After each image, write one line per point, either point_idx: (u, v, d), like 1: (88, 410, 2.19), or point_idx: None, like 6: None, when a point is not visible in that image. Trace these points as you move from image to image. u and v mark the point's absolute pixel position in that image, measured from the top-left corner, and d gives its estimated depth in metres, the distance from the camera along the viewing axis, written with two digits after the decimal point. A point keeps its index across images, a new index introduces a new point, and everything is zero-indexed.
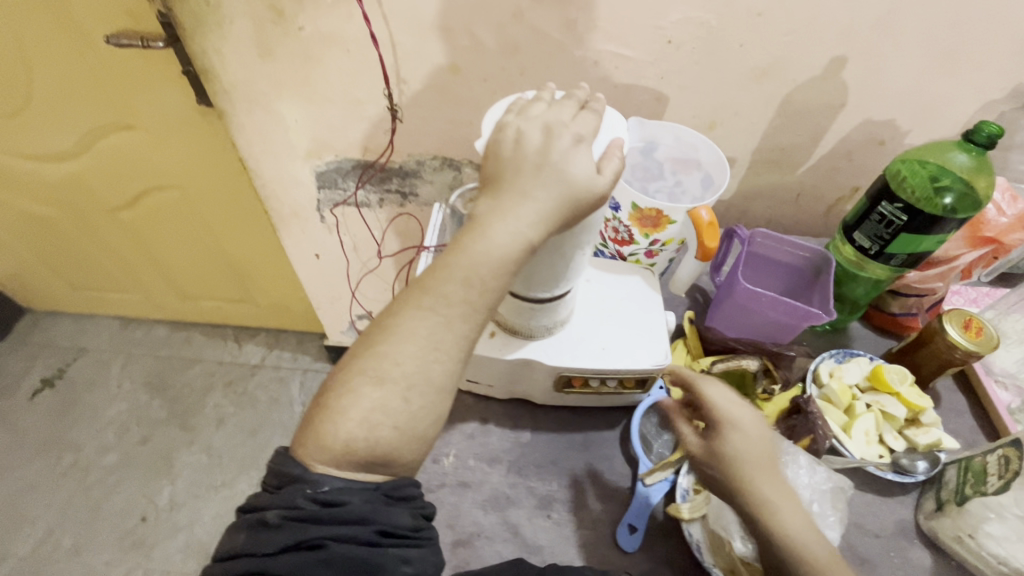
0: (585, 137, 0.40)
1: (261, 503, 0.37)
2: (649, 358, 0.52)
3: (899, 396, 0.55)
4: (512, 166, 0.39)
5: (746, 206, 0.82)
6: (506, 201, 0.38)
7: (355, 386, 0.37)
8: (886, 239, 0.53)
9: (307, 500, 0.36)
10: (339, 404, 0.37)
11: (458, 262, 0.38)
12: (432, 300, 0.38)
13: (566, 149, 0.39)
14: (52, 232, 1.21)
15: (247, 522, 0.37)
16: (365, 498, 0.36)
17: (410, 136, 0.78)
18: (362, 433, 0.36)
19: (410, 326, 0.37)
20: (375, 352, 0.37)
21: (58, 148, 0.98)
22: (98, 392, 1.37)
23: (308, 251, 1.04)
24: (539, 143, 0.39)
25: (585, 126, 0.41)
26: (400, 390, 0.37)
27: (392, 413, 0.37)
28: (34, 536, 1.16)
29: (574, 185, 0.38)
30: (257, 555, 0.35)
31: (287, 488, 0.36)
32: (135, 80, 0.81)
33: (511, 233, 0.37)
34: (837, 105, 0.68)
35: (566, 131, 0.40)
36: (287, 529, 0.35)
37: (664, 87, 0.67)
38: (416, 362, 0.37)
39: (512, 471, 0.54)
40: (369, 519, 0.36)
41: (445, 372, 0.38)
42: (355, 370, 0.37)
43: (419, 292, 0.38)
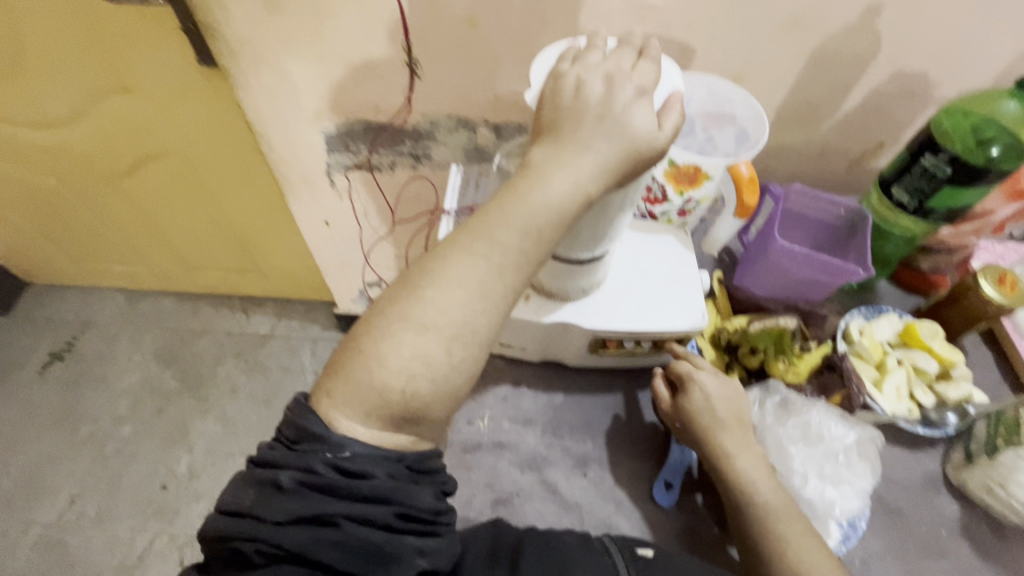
0: (648, 88, 0.40)
1: (276, 462, 0.36)
2: (687, 318, 0.52)
3: (932, 351, 0.55)
4: (577, 116, 0.39)
5: (769, 163, 0.80)
6: (567, 150, 0.38)
7: (392, 331, 0.37)
8: (927, 193, 0.54)
9: (326, 466, 0.35)
10: (377, 350, 0.36)
11: (513, 210, 0.38)
12: (484, 247, 0.37)
13: (629, 100, 0.39)
14: (50, 203, 1.18)
15: (259, 481, 0.36)
16: (385, 476, 0.36)
17: (424, 95, 0.75)
18: (400, 383, 0.36)
19: (459, 269, 0.37)
20: (422, 296, 0.37)
21: (52, 113, 0.94)
22: (108, 365, 1.36)
23: (318, 218, 1.01)
24: (601, 92, 0.39)
25: (647, 76, 0.40)
26: (444, 338, 0.37)
27: (434, 364, 0.37)
28: (57, 505, 1.18)
29: (635, 138, 0.38)
30: (267, 520, 0.34)
31: (305, 451, 0.35)
32: (132, 40, 0.77)
33: (570, 182, 0.38)
34: (870, 53, 0.65)
35: (629, 82, 0.39)
36: (302, 496, 0.34)
37: (690, 39, 0.64)
38: (460, 311, 0.37)
39: (547, 433, 0.54)
40: (387, 499, 0.35)
41: (489, 324, 0.38)
42: (398, 314, 0.37)
43: (468, 236, 0.38)
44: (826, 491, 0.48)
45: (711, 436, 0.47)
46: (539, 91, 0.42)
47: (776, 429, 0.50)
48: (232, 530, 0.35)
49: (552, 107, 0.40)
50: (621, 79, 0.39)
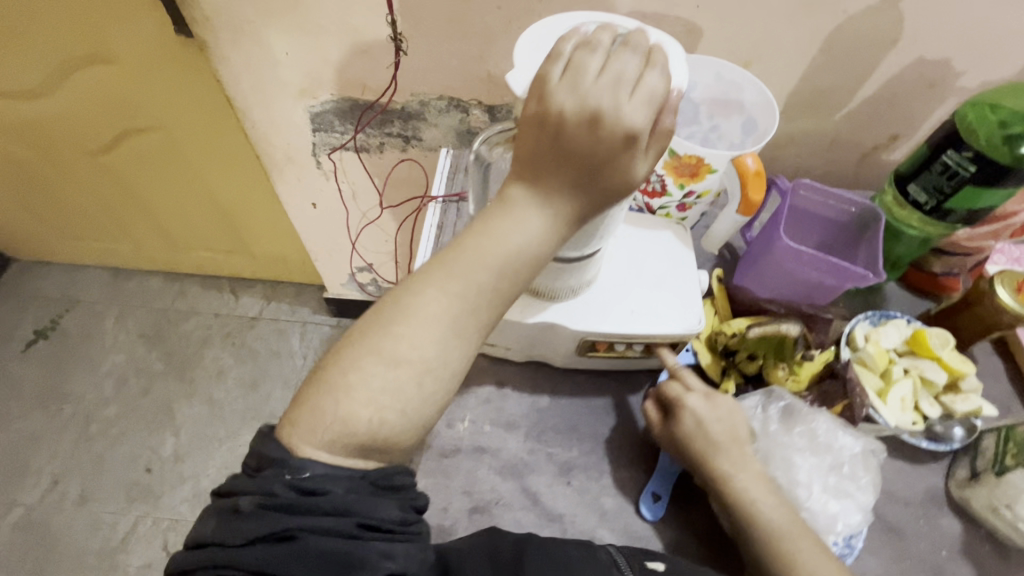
0: (640, 131, 0.34)
1: (235, 488, 0.34)
2: (682, 322, 0.48)
3: (940, 360, 0.52)
4: (560, 154, 0.35)
5: (776, 154, 0.75)
6: (552, 188, 0.36)
7: (360, 363, 0.35)
8: (946, 193, 0.50)
9: (285, 488, 0.32)
10: (345, 380, 0.35)
11: (489, 249, 0.37)
12: (458, 287, 0.36)
13: (613, 147, 0.34)
14: (29, 177, 1.14)
15: (219, 509, 0.34)
16: (349, 487, 0.33)
17: (412, 73, 0.71)
18: (366, 414, 0.34)
19: (430, 307, 0.36)
20: (391, 333, 0.35)
21: (27, 83, 0.90)
22: (93, 344, 1.34)
23: (304, 199, 0.98)
24: (585, 140, 0.35)
25: (640, 113, 0.34)
26: (416, 372, 0.35)
27: (403, 398, 0.35)
28: (40, 486, 1.17)
29: (611, 191, 0.36)
30: (226, 545, 0.32)
31: (265, 474, 0.33)
32: (104, 6, 0.73)
33: (543, 228, 0.37)
34: (890, 38, 0.60)
35: (617, 120, 0.34)
36: (261, 516, 0.32)
37: (698, 18, 0.60)
38: (432, 347, 0.36)
39: (531, 438, 0.51)
40: (351, 508, 0.33)
41: (461, 357, 0.37)
42: (368, 346, 0.35)
43: (442, 270, 0.37)
44: (830, 504, 0.45)
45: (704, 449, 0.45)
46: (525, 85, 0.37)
47: (779, 437, 0.47)
48: (189, 566, 0.33)
49: (531, 140, 0.36)
50: (611, 118, 0.34)
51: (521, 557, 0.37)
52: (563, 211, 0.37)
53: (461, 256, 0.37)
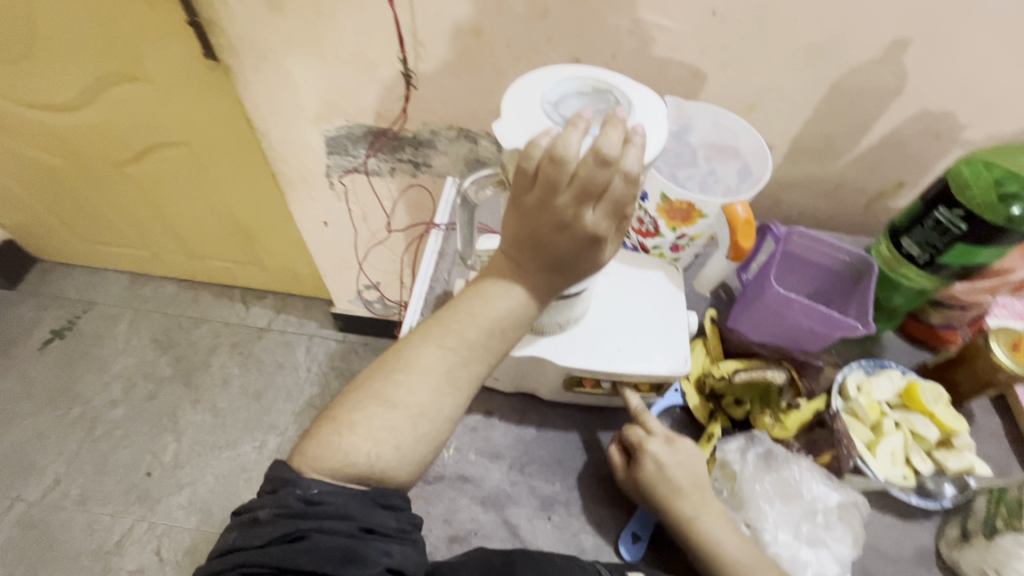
0: (605, 237, 0.37)
1: (253, 503, 0.36)
2: (667, 363, 0.49)
3: (933, 417, 0.51)
4: (538, 247, 0.38)
5: (780, 197, 0.76)
6: (530, 270, 0.40)
7: (364, 405, 0.37)
8: (939, 248, 0.50)
9: (296, 500, 0.35)
10: (349, 417, 0.37)
11: (480, 312, 0.40)
12: (454, 342, 0.39)
13: (582, 246, 0.38)
14: (59, 183, 1.19)
15: (241, 521, 0.36)
16: (352, 496, 0.35)
17: (424, 103, 0.73)
18: (367, 447, 0.36)
19: (428, 359, 0.38)
20: (395, 380, 0.38)
21: (63, 96, 0.95)
22: (106, 346, 1.37)
23: (316, 218, 1.00)
24: (558, 240, 0.37)
25: (603, 221, 0.36)
26: (412, 414, 0.37)
27: (400, 435, 0.37)
28: (42, 484, 1.19)
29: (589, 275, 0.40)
30: (247, 550, 0.35)
31: (278, 488, 0.36)
32: (140, 30, 0.77)
33: (526, 298, 0.40)
34: (893, 90, 0.61)
35: (583, 229, 0.37)
36: (276, 524, 0.34)
37: (702, 64, 0.61)
38: (428, 393, 0.38)
39: (514, 469, 0.51)
40: (354, 514, 0.35)
41: (454, 404, 0.38)
42: (371, 393, 0.38)
43: (440, 329, 0.40)
44: (800, 551, 0.44)
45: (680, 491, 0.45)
46: (511, 139, 0.37)
47: (754, 481, 0.47)
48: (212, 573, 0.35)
49: (512, 230, 0.39)
50: (578, 225, 0.36)
51: (510, 561, 0.41)
52: (543, 289, 0.40)
53: (457, 317, 0.39)
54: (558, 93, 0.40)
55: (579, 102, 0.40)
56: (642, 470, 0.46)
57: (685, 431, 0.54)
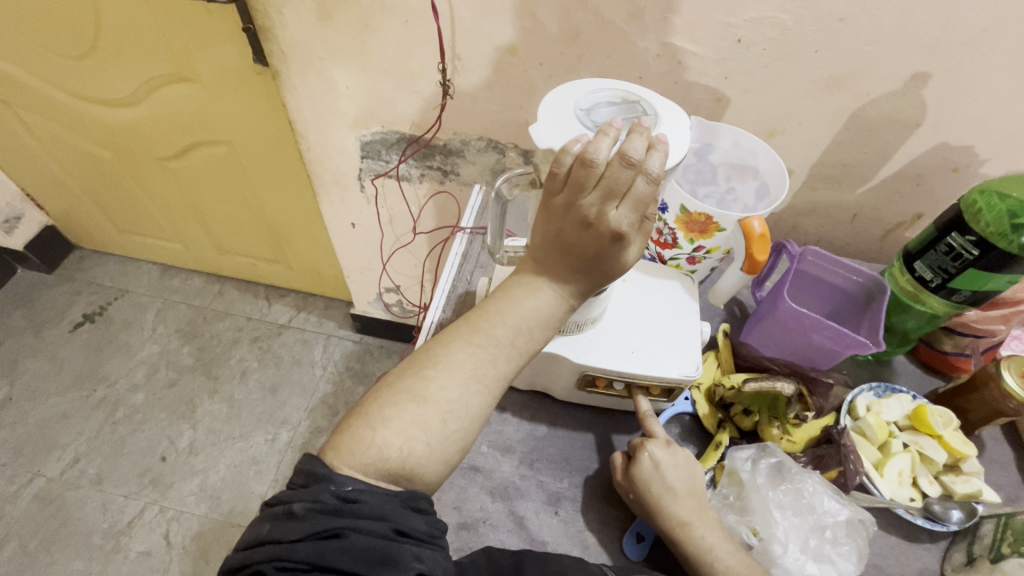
0: (627, 234, 0.39)
1: (286, 497, 0.36)
2: (679, 368, 0.50)
3: (941, 439, 0.52)
4: (564, 245, 0.41)
5: (797, 222, 0.77)
6: (556, 270, 0.42)
7: (396, 401, 0.39)
8: (950, 272, 0.52)
9: (330, 496, 0.35)
10: (382, 413, 0.38)
11: (508, 310, 0.42)
12: (482, 339, 0.41)
13: (604, 244, 0.39)
14: (106, 174, 1.26)
15: (273, 513, 0.36)
16: (386, 497, 0.36)
17: (458, 114, 0.77)
18: (399, 442, 0.37)
19: (458, 357, 0.40)
20: (425, 375, 0.40)
21: (119, 93, 1.01)
22: (133, 333, 1.42)
23: (345, 219, 1.05)
24: (582, 238, 0.39)
25: (627, 218, 0.38)
26: (441, 411, 0.39)
27: (430, 431, 0.38)
28: (62, 462, 1.22)
29: (616, 272, 0.42)
30: (281, 544, 0.35)
31: (312, 484, 0.36)
32: (198, 34, 0.83)
33: (556, 300, 0.42)
34: (913, 124, 0.63)
35: (606, 226, 0.38)
36: (311, 519, 0.35)
37: (726, 89, 0.64)
38: (458, 392, 0.39)
39: (525, 464, 0.53)
40: (388, 515, 0.35)
41: (475, 395, 0.40)
42: (403, 388, 0.39)
43: (470, 327, 0.42)
44: (807, 564, 0.45)
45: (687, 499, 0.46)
46: (546, 139, 0.39)
47: (766, 490, 0.47)
48: (246, 563, 0.35)
49: (542, 228, 0.41)
50: (602, 222, 0.38)
51: (520, 561, 0.42)
52: (568, 288, 0.42)
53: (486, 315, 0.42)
54: (591, 102, 0.43)
55: (609, 111, 0.43)
56: (647, 471, 0.47)
57: (693, 438, 0.55)
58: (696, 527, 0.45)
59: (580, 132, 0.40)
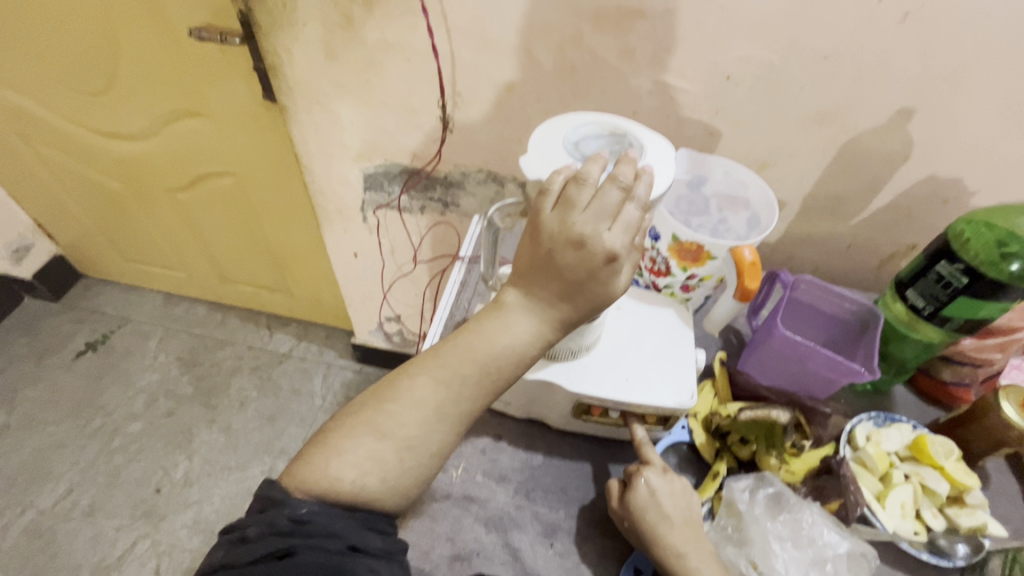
0: (619, 254, 0.39)
1: (241, 523, 0.39)
2: (673, 396, 0.50)
3: (943, 470, 0.51)
4: (554, 270, 0.40)
5: (793, 252, 0.78)
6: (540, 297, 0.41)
7: (353, 432, 0.40)
8: (942, 300, 0.52)
9: (284, 519, 0.37)
10: (338, 443, 0.39)
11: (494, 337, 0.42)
12: (447, 374, 0.41)
13: (596, 267, 0.39)
14: (116, 206, 1.29)
15: (226, 542, 0.38)
16: (340, 516, 0.38)
17: (458, 148, 0.79)
18: (351, 476, 0.38)
19: (422, 394, 0.41)
20: (383, 409, 0.40)
21: (133, 127, 1.05)
22: (135, 361, 1.43)
23: (347, 249, 1.06)
24: (573, 260, 0.39)
25: (619, 239, 0.38)
26: (397, 446, 0.40)
27: (386, 467, 0.39)
28: (55, 493, 1.20)
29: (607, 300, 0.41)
30: (234, 568, 0.36)
31: (267, 509, 0.38)
32: (211, 73, 0.87)
33: (531, 331, 0.42)
34: (901, 156, 0.64)
35: (600, 246, 0.38)
36: (264, 542, 0.36)
37: (717, 123, 0.66)
38: (416, 427, 0.40)
39: (520, 494, 0.52)
40: (342, 532, 0.37)
41: (440, 438, 0.41)
42: (362, 418, 0.40)
43: (435, 360, 0.42)
44: None
45: (672, 530, 0.45)
46: (535, 167, 0.42)
47: (763, 521, 0.46)
48: None
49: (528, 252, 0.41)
50: (594, 242, 0.38)
51: None
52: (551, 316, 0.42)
53: (474, 341, 0.42)
54: (579, 135, 0.45)
55: (597, 143, 0.45)
56: (637, 497, 0.47)
57: (690, 468, 0.55)
58: (684, 555, 0.44)
59: (567, 161, 0.42)
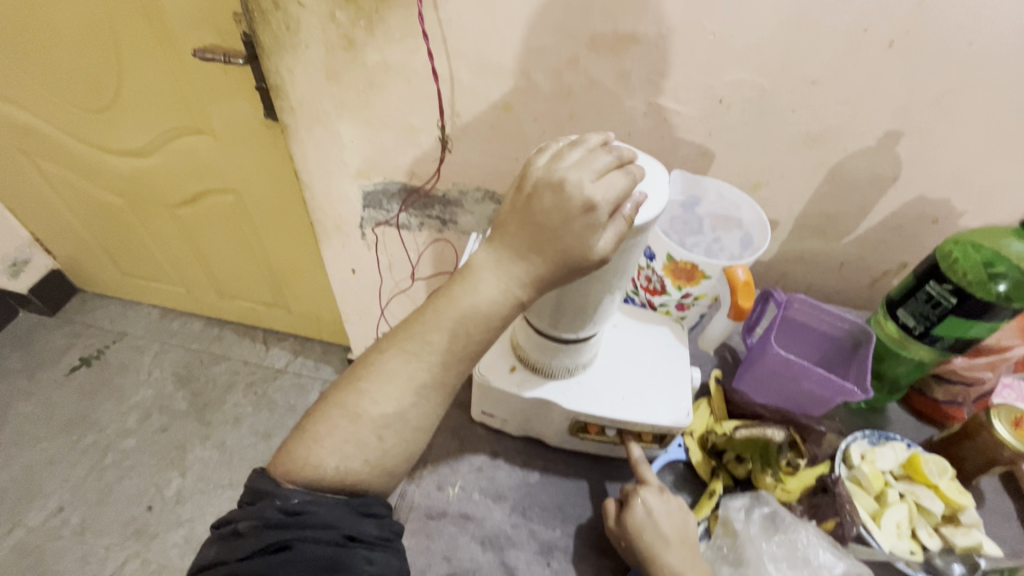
0: (598, 205, 0.37)
1: (235, 517, 0.40)
2: (669, 414, 0.51)
3: (937, 489, 0.51)
4: (533, 222, 0.39)
5: (786, 269, 0.79)
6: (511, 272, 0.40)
7: (329, 417, 0.40)
8: (932, 319, 0.53)
9: (275, 511, 0.38)
10: (315, 429, 0.40)
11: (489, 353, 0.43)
12: (415, 345, 0.41)
13: (572, 214, 0.38)
14: (115, 220, 1.30)
15: (221, 535, 0.39)
16: (332, 506, 0.38)
17: (457, 167, 0.81)
18: (333, 462, 0.39)
19: (392, 364, 0.41)
20: (357, 389, 0.40)
21: (135, 143, 1.06)
22: (129, 376, 1.42)
23: (345, 265, 1.07)
24: (549, 204, 0.38)
25: (601, 190, 0.38)
26: (375, 427, 0.40)
27: (367, 448, 0.39)
28: (44, 510, 1.18)
29: (576, 257, 0.38)
30: (230, 561, 0.37)
31: (259, 502, 0.39)
32: (214, 92, 0.89)
33: (500, 287, 0.40)
34: (889, 177, 0.66)
35: (579, 193, 0.37)
36: (257, 536, 0.37)
37: (710, 144, 0.68)
38: (392, 403, 0.40)
39: (516, 512, 0.52)
40: (336, 522, 0.38)
41: (417, 411, 0.40)
42: (336, 403, 0.41)
43: (405, 333, 0.42)
44: None
45: (665, 546, 0.45)
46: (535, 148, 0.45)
47: (759, 541, 0.46)
48: None
49: (511, 204, 0.40)
50: (576, 190, 0.38)
51: None
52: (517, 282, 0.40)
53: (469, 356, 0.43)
54: None
55: None
56: (632, 515, 0.47)
57: (687, 487, 0.55)
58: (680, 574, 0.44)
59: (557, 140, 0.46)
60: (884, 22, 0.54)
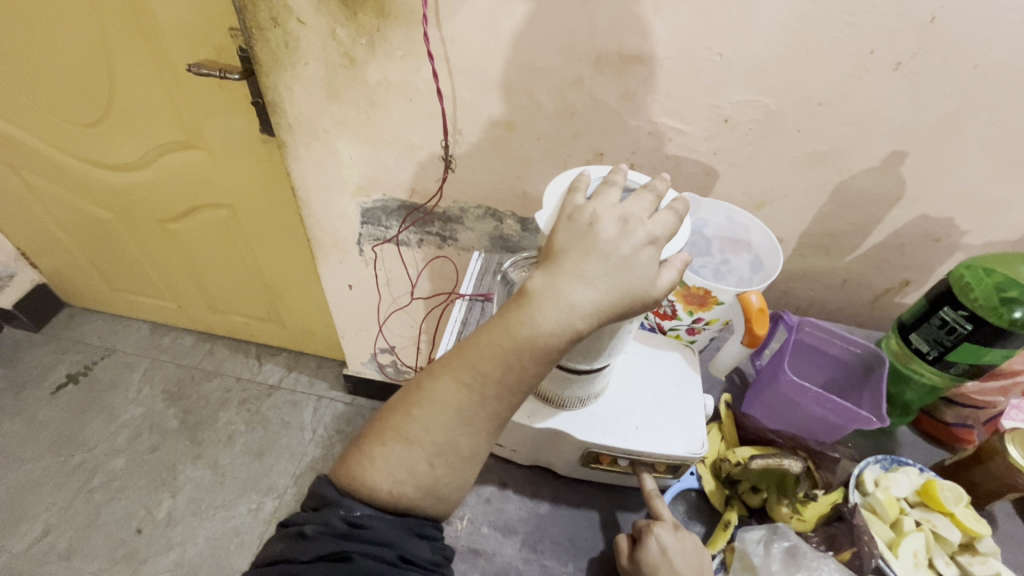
0: (659, 239, 0.38)
1: (299, 519, 0.40)
2: (683, 444, 0.50)
3: (954, 517, 0.50)
4: (587, 245, 0.37)
5: (789, 287, 0.78)
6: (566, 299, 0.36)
7: (385, 441, 0.39)
8: (946, 345, 0.52)
9: (340, 520, 0.38)
10: (371, 451, 0.39)
11: None
12: (469, 376, 0.38)
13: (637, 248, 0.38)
14: (104, 235, 1.27)
15: (287, 534, 0.39)
16: (393, 524, 0.38)
17: (458, 185, 0.79)
18: (386, 485, 0.38)
19: (442, 393, 0.39)
20: (409, 415, 0.39)
21: (125, 158, 1.04)
22: (117, 394, 1.38)
23: (342, 281, 1.05)
24: (613, 232, 0.38)
25: (660, 227, 0.39)
26: (428, 454, 0.38)
27: (417, 475, 0.39)
28: (29, 535, 1.14)
29: (637, 288, 0.37)
30: (291, 563, 0.37)
31: (324, 508, 0.39)
32: (208, 106, 0.87)
33: (560, 321, 0.36)
34: (894, 197, 0.66)
35: (642, 228, 0.38)
36: (321, 541, 0.37)
37: (715, 163, 0.67)
38: (442, 431, 0.39)
39: (527, 546, 0.50)
40: (394, 541, 0.38)
41: (469, 445, 0.39)
42: (390, 426, 0.40)
43: (458, 359, 0.39)
44: None
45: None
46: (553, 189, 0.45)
47: None
48: None
49: (564, 232, 0.39)
50: (634, 223, 0.39)
51: None
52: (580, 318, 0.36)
53: None
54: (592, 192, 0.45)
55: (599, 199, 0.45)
56: (647, 553, 0.45)
57: (700, 517, 0.54)
58: None
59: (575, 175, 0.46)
60: (890, 44, 0.53)
